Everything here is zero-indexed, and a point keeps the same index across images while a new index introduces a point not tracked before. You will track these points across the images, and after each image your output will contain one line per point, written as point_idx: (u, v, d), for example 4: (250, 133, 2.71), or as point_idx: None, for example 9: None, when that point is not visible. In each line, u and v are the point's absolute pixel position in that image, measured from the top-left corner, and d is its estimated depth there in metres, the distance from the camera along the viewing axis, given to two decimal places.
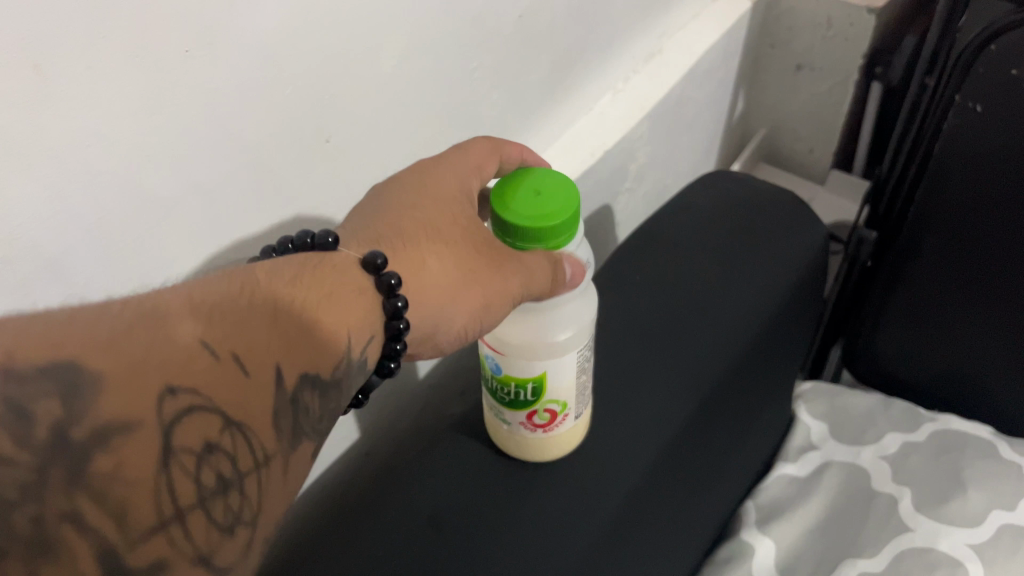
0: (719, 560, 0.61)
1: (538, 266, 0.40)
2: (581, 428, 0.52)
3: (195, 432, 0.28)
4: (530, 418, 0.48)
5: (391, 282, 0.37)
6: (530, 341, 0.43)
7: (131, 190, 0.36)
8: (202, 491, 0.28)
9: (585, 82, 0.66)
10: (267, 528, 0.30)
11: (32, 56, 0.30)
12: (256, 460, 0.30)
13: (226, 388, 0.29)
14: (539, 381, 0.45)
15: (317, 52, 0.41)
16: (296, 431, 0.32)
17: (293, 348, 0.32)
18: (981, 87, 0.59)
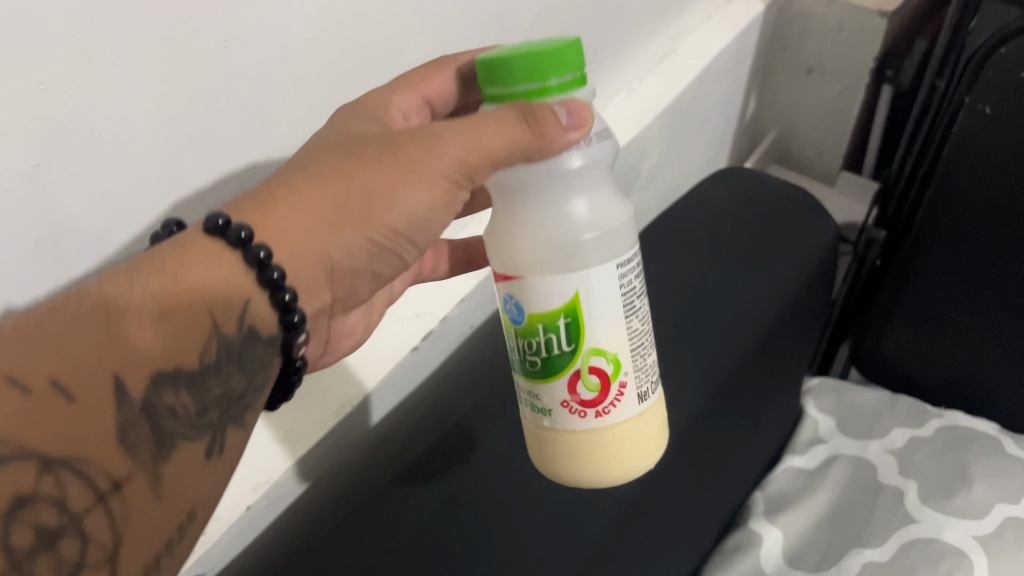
0: (728, 549, 0.63)
1: (504, 128, 0.35)
2: (649, 435, 0.41)
3: (1, 491, 0.26)
4: (574, 390, 0.38)
5: (243, 236, 0.33)
6: (543, 244, 0.37)
7: (166, 175, 0.37)
8: (18, 552, 0.27)
9: (600, 81, 0.68)
10: (137, 554, 0.30)
11: (78, 42, 0.30)
12: (101, 493, 0.29)
13: (46, 428, 0.28)
14: (573, 314, 0.36)
15: (347, 43, 0.42)
16: (163, 441, 0.31)
17: (133, 355, 0.31)
18: (992, 89, 0.61)
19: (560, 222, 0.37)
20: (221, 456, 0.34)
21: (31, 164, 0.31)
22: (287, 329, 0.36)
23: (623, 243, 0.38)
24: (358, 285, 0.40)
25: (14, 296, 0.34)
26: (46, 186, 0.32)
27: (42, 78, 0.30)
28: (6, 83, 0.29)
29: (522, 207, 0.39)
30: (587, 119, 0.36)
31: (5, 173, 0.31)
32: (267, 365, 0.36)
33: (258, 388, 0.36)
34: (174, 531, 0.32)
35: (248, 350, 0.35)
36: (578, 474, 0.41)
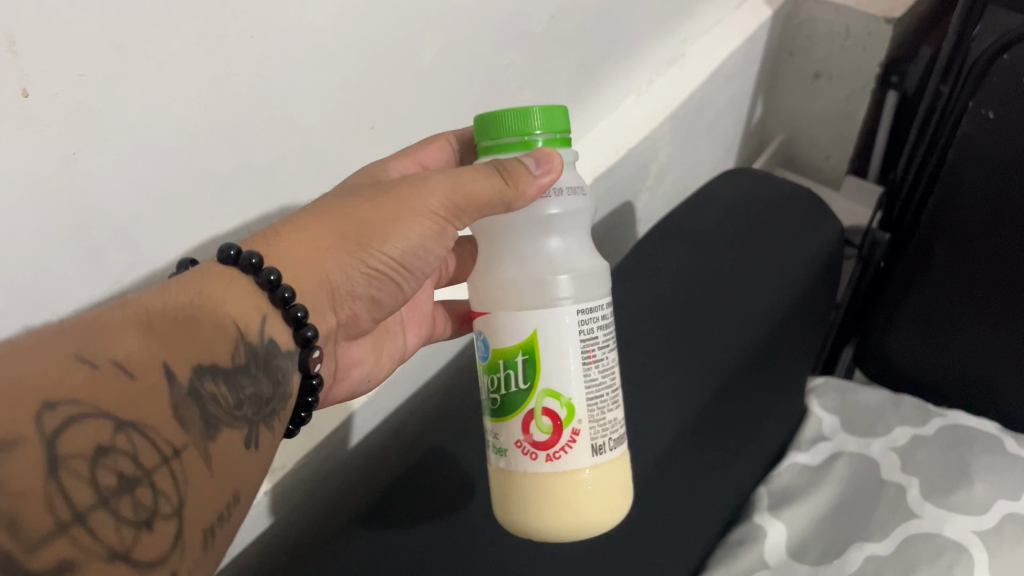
0: (732, 542, 0.63)
1: (484, 174, 0.38)
2: (607, 497, 0.39)
3: (84, 439, 0.27)
4: (527, 430, 0.38)
5: (253, 261, 0.36)
6: (518, 284, 0.39)
7: (193, 165, 0.38)
8: (103, 493, 0.27)
9: (610, 83, 0.69)
10: (196, 521, 0.31)
11: (116, 37, 0.32)
12: (164, 456, 0.30)
13: (114, 395, 0.29)
14: (530, 351, 0.37)
15: (367, 41, 0.43)
16: (211, 423, 0.32)
17: (178, 346, 0.32)
18: (995, 94, 0.62)
19: (537, 266, 0.39)
20: (258, 448, 0.35)
21: (68, 154, 0.32)
22: (303, 347, 0.38)
23: (596, 295, 0.39)
24: (359, 310, 0.43)
25: (48, 280, 0.35)
26: (81, 173, 0.33)
27: (82, 69, 0.31)
28: (43, 74, 0.30)
29: (506, 253, 0.41)
30: (559, 170, 0.38)
31: (45, 161, 0.32)
32: (288, 375, 0.38)
33: (283, 396, 0.37)
34: (224, 507, 0.32)
35: (272, 362, 0.36)
36: (531, 526, 0.40)
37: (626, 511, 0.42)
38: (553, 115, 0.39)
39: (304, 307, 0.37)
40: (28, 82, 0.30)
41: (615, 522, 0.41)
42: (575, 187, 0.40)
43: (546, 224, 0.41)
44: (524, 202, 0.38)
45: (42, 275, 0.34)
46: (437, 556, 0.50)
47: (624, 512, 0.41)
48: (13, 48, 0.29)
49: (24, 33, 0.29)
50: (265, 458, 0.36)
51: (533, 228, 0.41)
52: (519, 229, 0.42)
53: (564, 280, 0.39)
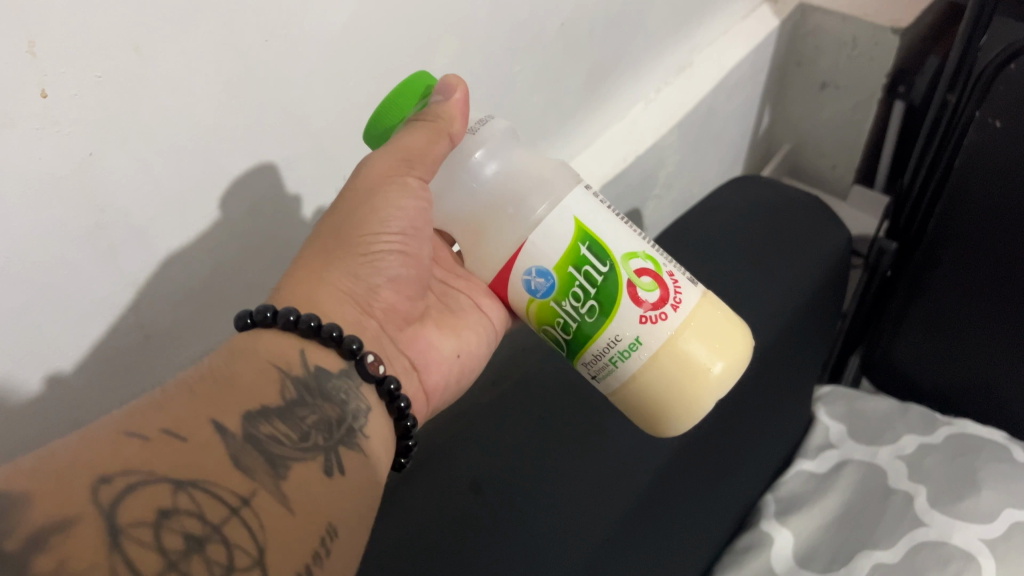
0: (740, 549, 0.64)
1: (413, 129, 0.40)
2: (719, 339, 0.42)
3: (144, 506, 0.29)
4: (641, 300, 0.39)
5: (268, 312, 0.37)
6: (509, 217, 0.41)
7: (208, 166, 0.38)
8: (171, 555, 0.28)
9: (619, 91, 0.69)
10: (284, 563, 0.31)
11: (135, 40, 0.32)
12: (232, 506, 0.31)
13: (169, 459, 0.30)
14: (589, 236, 0.39)
15: (379, 46, 0.44)
16: (275, 462, 0.33)
17: (220, 402, 0.34)
18: (1002, 103, 0.62)
19: (507, 192, 0.41)
20: (342, 476, 0.35)
21: (85, 154, 0.33)
22: (354, 358, 0.39)
23: (565, 179, 0.41)
24: (391, 298, 0.45)
25: (68, 280, 0.35)
26: (100, 173, 0.33)
27: (99, 71, 0.31)
28: (62, 74, 0.30)
29: (470, 206, 0.43)
30: (460, 85, 0.41)
31: (64, 161, 0.32)
32: (354, 395, 0.38)
33: (354, 415, 0.38)
34: (319, 544, 0.32)
35: (330, 392, 0.37)
36: (685, 407, 0.41)
37: (743, 345, 0.43)
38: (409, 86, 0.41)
39: (336, 326, 0.38)
40: (46, 83, 0.30)
41: (741, 356, 0.43)
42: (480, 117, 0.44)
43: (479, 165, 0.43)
44: (455, 122, 0.41)
45: (62, 276, 0.34)
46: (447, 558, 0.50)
47: (741, 342, 0.43)
48: (31, 50, 0.29)
49: (43, 35, 0.29)
50: (360, 486, 0.36)
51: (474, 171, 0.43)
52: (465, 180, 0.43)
53: (530, 193, 0.41)
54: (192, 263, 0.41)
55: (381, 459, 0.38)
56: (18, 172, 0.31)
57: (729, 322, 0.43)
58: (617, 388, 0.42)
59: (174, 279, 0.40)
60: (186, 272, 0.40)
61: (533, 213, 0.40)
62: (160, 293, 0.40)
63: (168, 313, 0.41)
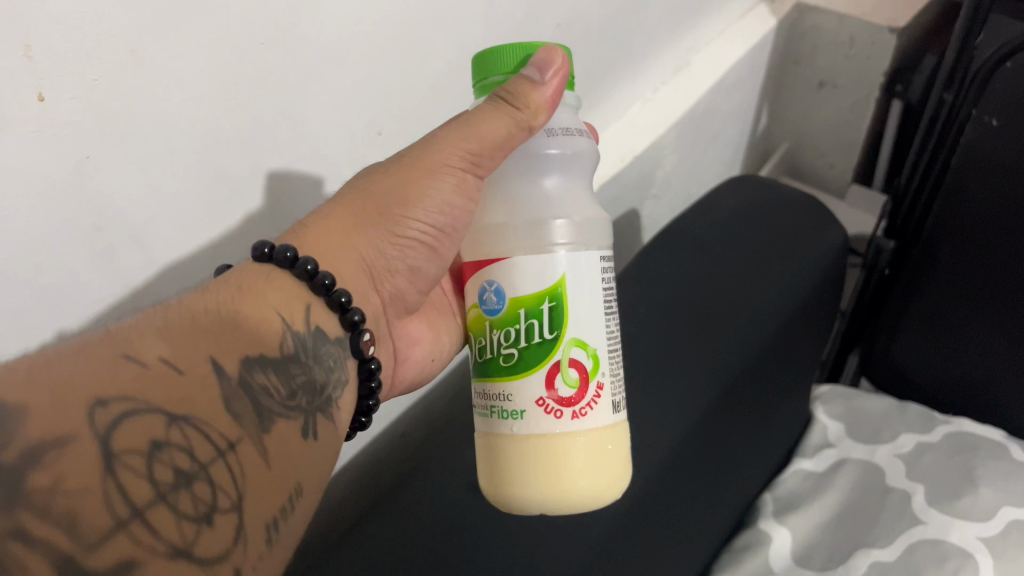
0: (738, 548, 0.64)
1: (494, 114, 0.38)
2: (603, 467, 0.38)
3: (138, 435, 0.27)
4: (552, 385, 0.36)
5: (288, 254, 0.37)
6: (520, 224, 0.38)
7: (205, 167, 0.38)
8: (160, 487, 0.27)
9: (616, 90, 0.70)
10: (258, 514, 0.30)
11: (131, 44, 0.32)
12: (220, 449, 0.30)
13: (165, 390, 0.29)
14: (559, 299, 0.36)
15: (376, 48, 0.44)
16: (264, 414, 0.33)
17: (222, 340, 0.33)
18: (999, 101, 0.63)
19: (536, 204, 0.38)
20: (316, 440, 0.35)
21: (82, 156, 0.33)
22: (351, 331, 0.39)
23: (596, 237, 0.39)
24: (402, 288, 0.45)
25: (65, 280, 0.35)
26: (97, 174, 0.34)
27: (96, 74, 0.31)
28: (59, 77, 0.30)
29: (504, 194, 0.41)
30: (559, 64, 0.38)
31: (61, 163, 0.32)
32: (341, 364, 0.38)
33: (336, 383, 0.38)
34: (286, 500, 0.32)
35: (319, 353, 0.37)
36: (525, 493, 0.38)
37: (620, 487, 0.40)
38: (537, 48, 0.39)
39: (347, 293, 0.39)
40: (44, 86, 0.30)
41: (610, 495, 0.39)
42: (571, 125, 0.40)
43: (544, 161, 0.40)
44: (540, 115, 0.38)
45: (59, 276, 0.35)
46: (444, 557, 0.50)
47: (619, 484, 0.40)
48: (28, 53, 0.29)
49: (40, 39, 0.29)
50: (326, 450, 0.36)
51: (534, 163, 0.40)
52: (519, 164, 0.41)
53: (567, 218, 0.38)
54: (190, 264, 0.41)
55: (344, 428, 0.39)
56: (16, 176, 0.31)
57: (621, 460, 0.39)
58: (489, 432, 0.39)
59: (173, 279, 0.40)
60: (184, 273, 0.41)
61: (552, 240, 0.37)
62: (159, 294, 0.40)
63: None
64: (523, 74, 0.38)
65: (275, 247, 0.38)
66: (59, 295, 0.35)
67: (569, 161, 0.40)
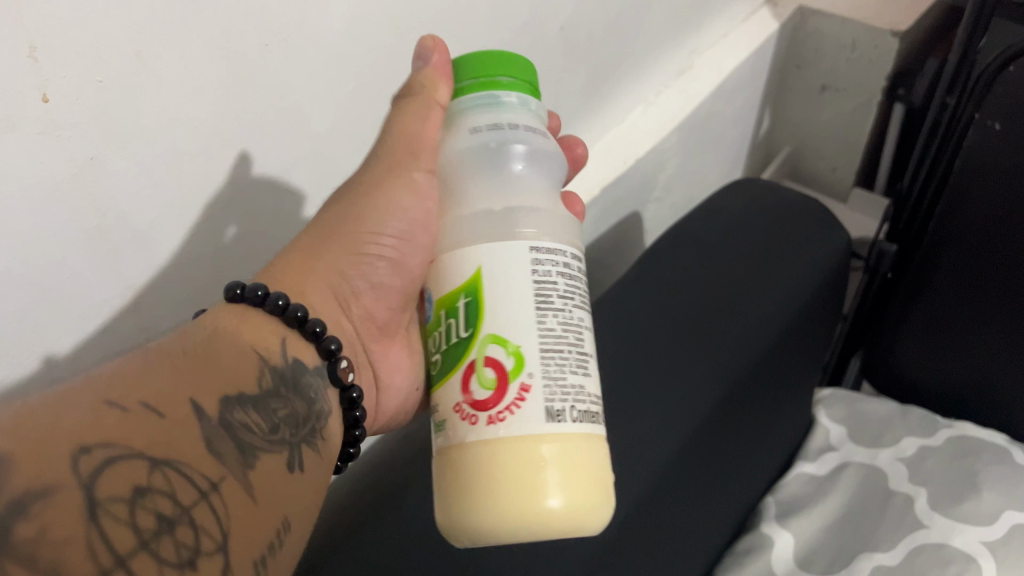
0: (739, 551, 0.63)
1: (405, 109, 0.39)
2: (579, 485, 0.34)
3: (121, 482, 0.28)
4: (468, 385, 0.34)
5: (259, 292, 0.37)
6: (472, 222, 0.37)
7: (208, 170, 0.38)
8: (143, 534, 0.27)
9: (619, 93, 0.70)
10: (244, 552, 0.30)
11: (135, 45, 0.32)
12: (203, 490, 0.30)
13: (146, 436, 0.29)
14: (473, 292, 0.34)
15: (379, 50, 0.44)
16: (246, 450, 0.33)
17: (201, 381, 0.33)
18: (1002, 105, 0.63)
19: (487, 201, 0.37)
20: (302, 473, 0.35)
21: (86, 158, 0.33)
22: (328, 359, 0.39)
23: (552, 232, 0.36)
24: (371, 306, 0.44)
25: (67, 284, 0.35)
26: (100, 176, 0.34)
27: (101, 76, 0.31)
28: (63, 78, 0.30)
29: (460, 195, 0.39)
30: (437, 46, 0.40)
31: (64, 164, 0.32)
32: (322, 395, 0.38)
33: (319, 416, 0.37)
34: (274, 534, 0.32)
35: (304, 388, 0.37)
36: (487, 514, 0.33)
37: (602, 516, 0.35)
38: (508, 57, 0.39)
39: (320, 323, 0.38)
40: (48, 87, 0.30)
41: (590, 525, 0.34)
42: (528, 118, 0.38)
43: (503, 156, 0.37)
44: (441, 88, 0.40)
45: (61, 279, 0.34)
46: (446, 559, 0.50)
47: (602, 512, 0.35)
48: (32, 55, 0.29)
49: (44, 40, 0.29)
50: (315, 480, 0.36)
51: (488, 159, 0.38)
52: (466, 162, 0.39)
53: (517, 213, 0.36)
54: (192, 267, 0.41)
55: (333, 460, 0.38)
56: (19, 176, 0.31)
57: (604, 483, 0.35)
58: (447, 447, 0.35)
59: (175, 282, 0.40)
60: (187, 276, 0.41)
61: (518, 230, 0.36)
62: (162, 297, 0.40)
63: (170, 316, 0.41)
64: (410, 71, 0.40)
65: (247, 285, 0.37)
66: (61, 297, 0.35)
67: (533, 156, 0.38)
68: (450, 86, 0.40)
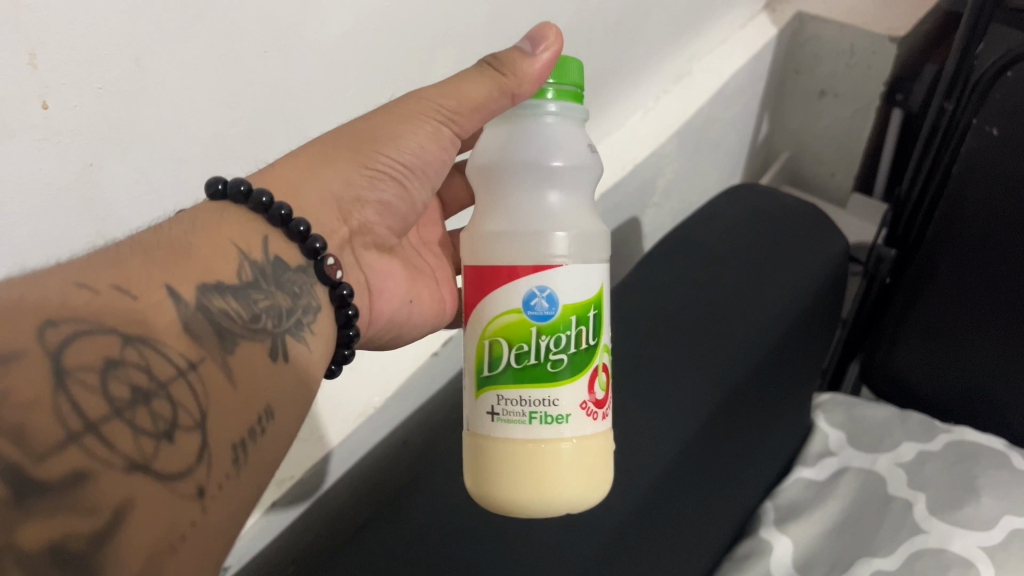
0: (738, 557, 0.63)
1: (480, 78, 0.41)
2: (583, 476, 0.38)
3: (90, 353, 0.26)
4: (592, 390, 0.37)
5: (241, 188, 0.36)
6: (525, 234, 0.37)
7: (207, 175, 0.38)
8: (116, 403, 0.26)
9: (618, 99, 0.70)
10: (222, 431, 0.30)
11: (135, 52, 0.32)
12: (180, 368, 0.29)
13: (118, 315, 0.28)
14: (599, 306, 0.37)
15: (379, 57, 0.44)
16: (226, 336, 0.32)
17: (177, 268, 0.32)
18: (999, 110, 0.64)
19: (540, 215, 0.38)
20: (286, 362, 0.35)
21: (85, 164, 0.33)
22: (313, 258, 0.38)
23: (598, 249, 0.39)
24: (371, 221, 0.44)
25: None
26: (99, 181, 0.34)
27: (101, 83, 0.32)
28: (63, 86, 0.30)
29: (502, 207, 0.40)
30: (555, 39, 0.41)
31: (64, 171, 0.32)
32: (307, 291, 0.38)
33: (303, 309, 0.37)
34: (256, 421, 0.32)
35: (286, 281, 0.36)
36: (498, 488, 0.38)
37: (602, 491, 0.40)
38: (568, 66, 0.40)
39: (305, 222, 0.38)
40: (47, 94, 0.30)
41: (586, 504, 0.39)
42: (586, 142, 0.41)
43: (548, 173, 0.40)
44: (524, 87, 0.40)
45: None
46: (447, 565, 0.50)
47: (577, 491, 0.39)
48: (32, 62, 0.29)
49: (44, 49, 0.29)
50: (301, 373, 0.36)
51: (532, 177, 0.40)
52: (515, 179, 0.40)
53: (566, 233, 0.37)
54: None
55: (321, 356, 0.38)
56: (20, 184, 0.31)
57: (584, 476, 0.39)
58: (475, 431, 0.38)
59: None
60: None
61: (559, 250, 0.37)
62: None
63: None
64: (518, 50, 0.41)
65: (227, 182, 0.37)
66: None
67: (573, 172, 0.40)
68: (538, 85, 0.40)
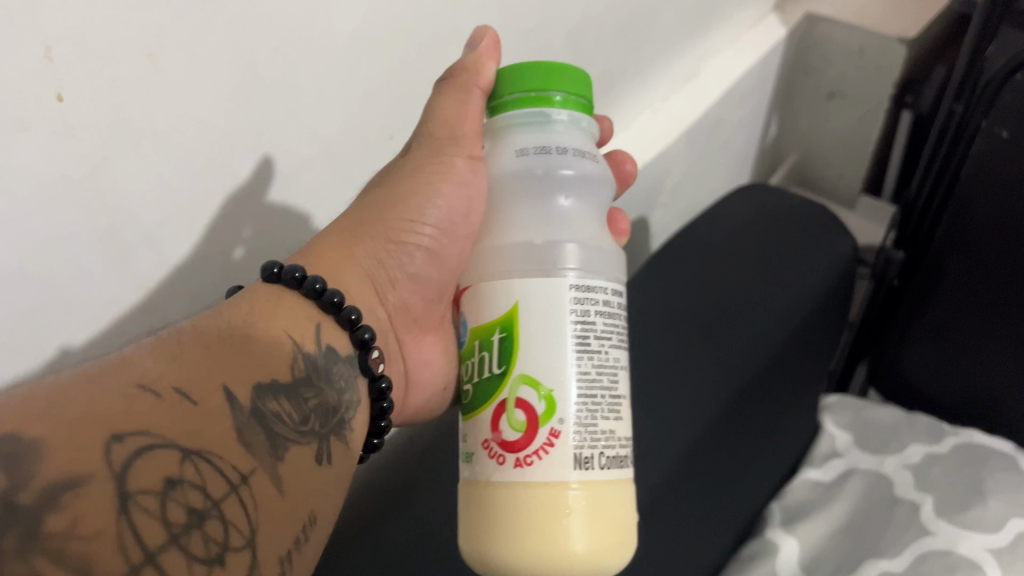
0: (744, 557, 0.63)
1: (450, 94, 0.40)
2: (602, 528, 0.34)
3: (152, 474, 0.28)
4: (497, 424, 0.34)
5: (296, 274, 0.36)
6: (512, 249, 0.36)
7: (219, 172, 0.38)
8: (172, 530, 0.27)
9: (628, 98, 0.70)
10: (271, 547, 0.31)
11: (148, 48, 0.32)
12: (233, 483, 0.30)
13: (180, 424, 0.30)
14: (508, 327, 0.34)
15: (389, 53, 0.44)
16: (277, 442, 0.32)
17: (234, 368, 0.32)
18: (1007, 114, 0.64)
19: (537, 228, 0.36)
20: (329, 464, 0.35)
21: (100, 157, 0.33)
22: (361, 348, 0.38)
23: (597, 268, 0.36)
24: (409, 296, 0.44)
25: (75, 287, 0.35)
26: (111, 175, 0.34)
27: (114, 77, 0.32)
28: (77, 79, 0.31)
29: (498, 221, 0.38)
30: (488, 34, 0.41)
31: (77, 165, 0.32)
32: (351, 385, 0.37)
33: (349, 406, 0.37)
34: (300, 530, 0.33)
35: (336, 376, 0.36)
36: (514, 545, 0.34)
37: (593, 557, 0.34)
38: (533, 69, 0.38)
39: (341, 293, 0.37)
40: (62, 87, 0.30)
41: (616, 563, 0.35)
42: (589, 146, 0.38)
43: (555, 181, 0.37)
44: (484, 72, 0.40)
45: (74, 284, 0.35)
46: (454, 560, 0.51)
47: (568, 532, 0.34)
48: (48, 55, 0.29)
49: (57, 42, 0.29)
50: (344, 471, 0.36)
51: (531, 184, 0.37)
52: (511, 190, 0.38)
53: (558, 245, 0.35)
54: (198, 267, 0.40)
55: (355, 453, 0.37)
56: (30, 176, 0.31)
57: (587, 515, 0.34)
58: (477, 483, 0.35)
59: (179, 280, 0.39)
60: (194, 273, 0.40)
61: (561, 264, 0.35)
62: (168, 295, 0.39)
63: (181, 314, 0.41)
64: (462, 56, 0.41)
65: (286, 266, 0.36)
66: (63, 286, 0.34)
67: (582, 181, 0.37)
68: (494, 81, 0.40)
